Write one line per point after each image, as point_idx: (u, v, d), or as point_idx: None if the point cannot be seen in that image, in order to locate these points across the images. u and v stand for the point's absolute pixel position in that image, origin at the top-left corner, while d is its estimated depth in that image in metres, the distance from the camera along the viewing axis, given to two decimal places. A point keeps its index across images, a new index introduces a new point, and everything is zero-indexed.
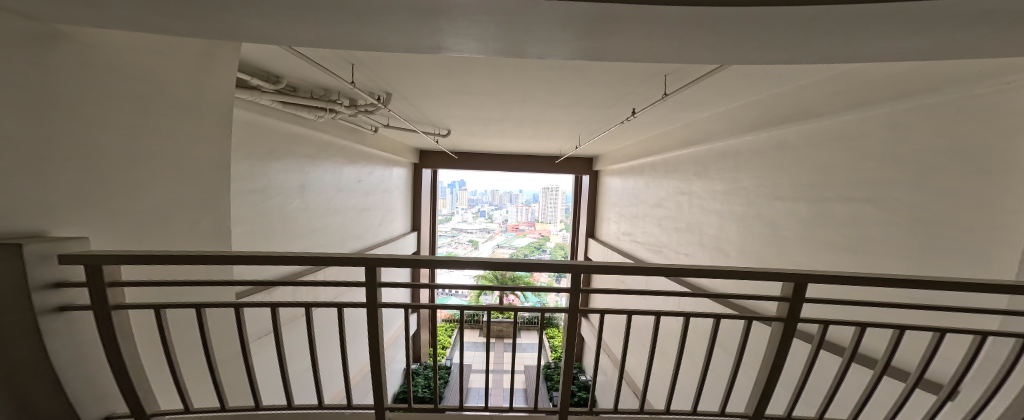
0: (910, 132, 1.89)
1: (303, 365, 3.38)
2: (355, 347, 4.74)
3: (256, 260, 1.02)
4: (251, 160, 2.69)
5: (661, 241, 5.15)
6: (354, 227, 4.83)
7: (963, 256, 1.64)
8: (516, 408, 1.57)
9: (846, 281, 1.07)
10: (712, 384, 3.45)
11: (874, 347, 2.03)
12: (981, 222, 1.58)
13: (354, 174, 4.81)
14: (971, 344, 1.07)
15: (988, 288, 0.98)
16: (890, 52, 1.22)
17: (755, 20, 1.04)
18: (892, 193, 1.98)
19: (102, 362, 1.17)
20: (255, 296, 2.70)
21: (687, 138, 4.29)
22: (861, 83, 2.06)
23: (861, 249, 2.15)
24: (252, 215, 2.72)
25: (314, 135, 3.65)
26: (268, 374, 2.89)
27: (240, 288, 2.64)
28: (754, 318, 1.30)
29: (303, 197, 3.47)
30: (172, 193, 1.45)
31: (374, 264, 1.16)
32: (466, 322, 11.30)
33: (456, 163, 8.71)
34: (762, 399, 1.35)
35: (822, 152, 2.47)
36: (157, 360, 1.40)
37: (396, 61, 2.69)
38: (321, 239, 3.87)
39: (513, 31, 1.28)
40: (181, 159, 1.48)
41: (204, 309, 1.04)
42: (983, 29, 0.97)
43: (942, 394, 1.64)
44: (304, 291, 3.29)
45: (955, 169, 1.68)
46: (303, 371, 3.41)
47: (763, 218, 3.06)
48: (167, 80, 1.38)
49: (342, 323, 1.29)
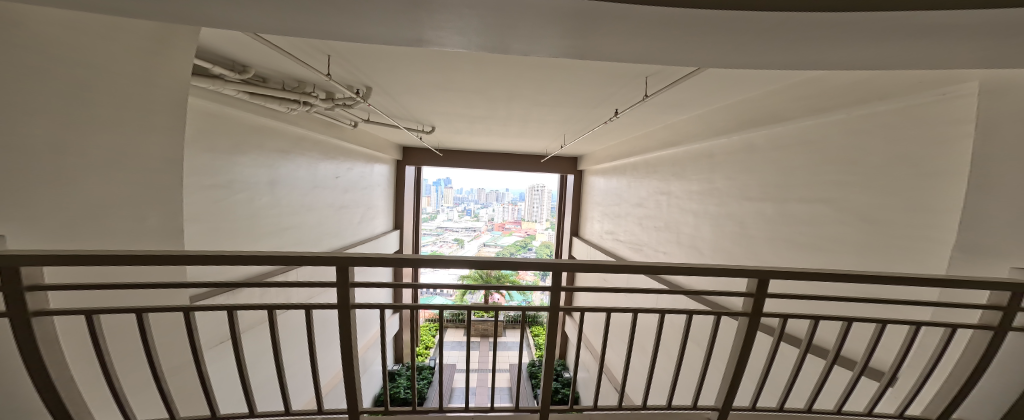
0: (862, 137, 2.03)
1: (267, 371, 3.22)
2: (328, 351, 4.55)
3: (211, 260, 0.96)
4: (215, 154, 2.52)
5: (641, 240, 5.30)
6: (330, 224, 4.65)
7: (902, 252, 1.79)
8: (498, 409, 1.56)
9: (799, 276, 1.16)
10: (685, 377, 3.59)
11: (828, 340, 2.17)
12: (916, 221, 1.73)
13: (332, 169, 4.65)
14: (908, 334, 1.17)
15: (921, 280, 1.08)
16: (848, 60, 1.30)
17: (722, 22, 1.07)
18: (844, 195, 2.13)
19: (16, 375, 1.05)
20: (217, 298, 2.55)
21: (667, 140, 4.41)
22: (821, 90, 2.19)
23: (817, 247, 2.30)
24: (217, 211, 2.56)
25: (285, 129, 3.46)
26: (227, 382, 2.73)
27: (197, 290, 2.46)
28: (723, 313, 1.36)
29: (273, 193, 3.29)
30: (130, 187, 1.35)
31: (347, 264, 1.12)
32: (450, 321, 11.13)
33: (440, 161, 8.59)
34: (728, 392, 1.42)
35: (786, 154, 2.62)
36: (89, 372, 1.28)
37: (374, 54, 2.61)
38: (294, 239, 3.70)
39: (493, 26, 1.26)
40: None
41: (146, 313, 0.96)
42: (921, 39, 1.05)
43: (886, 383, 1.76)
44: (274, 292, 3.14)
45: (898, 173, 1.83)
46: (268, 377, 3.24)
47: (733, 217, 3.20)
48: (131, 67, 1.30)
49: (309, 326, 1.24)
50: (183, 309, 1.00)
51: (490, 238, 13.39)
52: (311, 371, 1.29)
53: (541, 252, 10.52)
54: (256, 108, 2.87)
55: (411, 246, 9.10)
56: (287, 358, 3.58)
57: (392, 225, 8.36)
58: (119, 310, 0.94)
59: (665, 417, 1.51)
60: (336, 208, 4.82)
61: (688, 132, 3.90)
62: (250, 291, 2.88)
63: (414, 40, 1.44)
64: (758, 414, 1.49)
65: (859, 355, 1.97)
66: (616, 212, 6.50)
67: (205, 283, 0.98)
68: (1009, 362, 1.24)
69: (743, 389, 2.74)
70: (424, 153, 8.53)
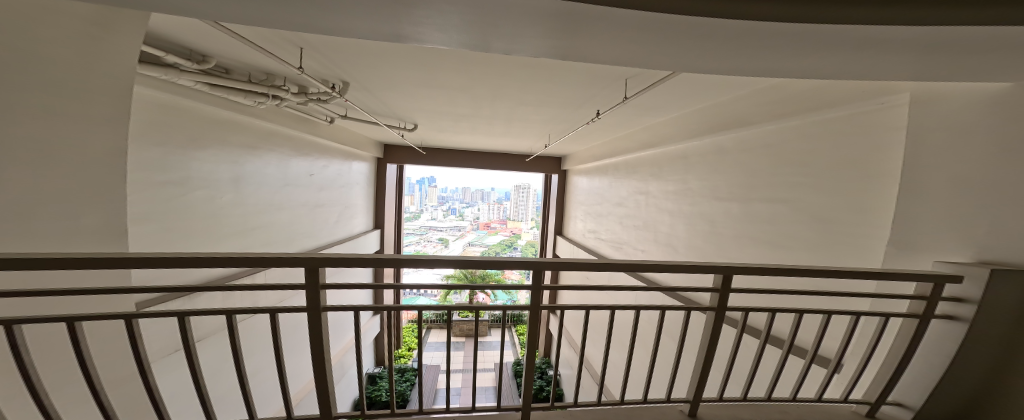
0: (816, 142, 2.18)
1: (225, 381, 3.03)
2: (297, 358, 4.32)
3: (159, 263, 0.91)
4: (169, 148, 2.36)
5: (622, 238, 5.44)
6: (304, 224, 4.45)
7: (846, 248, 1.94)
8: (481, 409, 1.55)
9: (758, 271, 1.24)
10: (660, 371, 3.71)
11: (783, 330, 2.32)
12: (859, 219, 1.88)
13: (305, 167, 4.45)
14: (849, 323, 1.28)
15: (863, 274, 1.18)
16: (807, 70, 1.38)
17: (688, 28, 1.12)
18: (799, 195, 2.29)
19: None
20: (171, 303, 2.39)
21: (646, 141, 4.54)
22: (781, 97, 2.34)
23: (776, 244, 2.45)
24: (170, 210, 2.38)
25: (252, 123, 3.28)
26: (179, 393, 2.55)
27: (142, 297, 2.27)
28: (693, 308, 1.43)
29: (237, 191, 3.10)
30: (68, 182, 1.24)
31: (317, 265, 1.10)
32: (432, 322, 10.95)
33: (422, 159, 8.43)
34: (699, 384, 1.47)
35: (752, 156, 2.76)
36: (14, 388, 1.15)
37: (351, 48, 2.53)
38: (262, 239, 3.52)
39: (475, 23, 1.25)
40: (82, 143, 1.27)
41: (76, 322, 0.91)
42: (867, 52, 1.14)
43: (834, 370, 1.90)
44: (237, 296, 2.96)
45: (844, 175, 1.98)
46: (226, 388, 3.04)
47: (704, 216, 3.34)
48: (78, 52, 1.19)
49: (274, 331, 1.20)
50: (124, 316, 0.95)
51: (475, 238, 13.29)
52: (280, 376, 1.24)
53: (526, 251, 10.56)
54: (218, 100, 2.70)
55: (393, 246, 8.89)
56: (251, 366, 3.38)
57: (372, 224, 8.11)
58: (44, 319, 0.89)
59: (641, 410, 1.55)
60: (310, 206, 4.63)
61: (665, 134, 4.03)
62: (209, 295, 2.71)
63: (392, 35, 1.40)
64: (725, 404, 1.56)
65: (810, 344, 2.12)
66: (599, 211, 6.63)
67: (154, 287, 0.94)
68: (932, 347, 1.37)
69: (711, 379, 2.86)
70: (406, 151, 8.33)
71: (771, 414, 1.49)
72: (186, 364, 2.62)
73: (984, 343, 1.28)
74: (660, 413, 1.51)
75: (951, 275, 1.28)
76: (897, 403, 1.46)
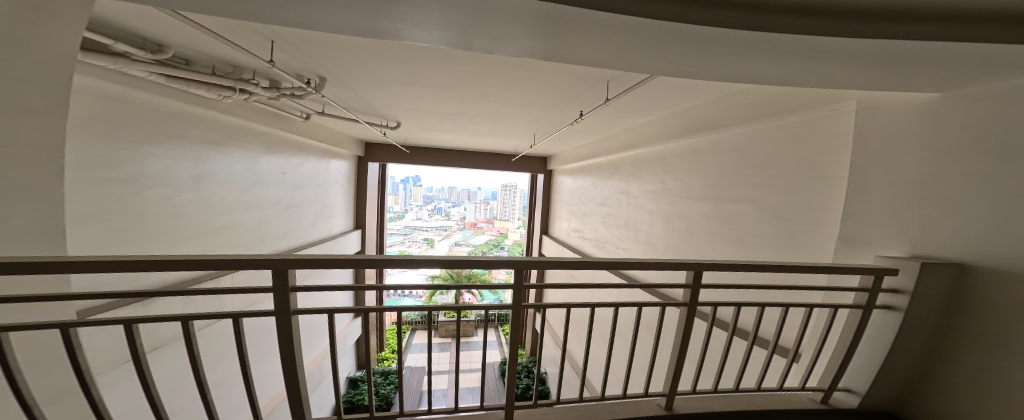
0: (778, 145, 2.32)
1: (184, 393, 2.84)
2: (267, 365, 4.13)
3: (108, 266, 0.89)
4: (119, 143, 2.19)
5: (605, 237, 5.54)
6: (276, 224, 4.26)
7: (803, 245, 2.08)
8: (464, 409, 1.54)
9: (724, 267, 1.30)
10: (639, 365, 3.82)
11: (748, 323, 2.45)
12: (815, 218, 2.01)
13: (278, 165, 4.26)
14: (804, 315, 1.37)
15: (817, 268, 1.27)
16: (767, 76, 1.47)
17: (657, 32, 1.16)
18: (763, 195, 2.43)
19: None
20: (122, 310, 2.25)
21: (628, 142, 4.65)
22: (748, 101, 2.46)
23: (743, 241, 2.58)
24: (118, 211, 2.21)
25: (216, 117, 3.09)
26: (129, 407, 2.36)
27: (85, 305, 2.09)
28: (665, 304, 1.48)
29: (199, 190, 2.92)
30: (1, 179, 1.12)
31: (286, 267, 1.09)
32: (417, 323, 10.77)
33: (406, 158, 8.26)
34: (673, 377, 1.52)
35: (723, 158, 2.88)
36: None
37: (326, 43, 2.44)
38: (228, 240, 3.33)
39: (454, 21, 1.23)
40: (22, 135, 1.16)
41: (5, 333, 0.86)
42: (820, 62, 1.23)
43: (793, 360, 2.03)
44: (200, 301, 2.79)
45: (802, 176, 2.12)
46: (185, 400, 2.86)
47: (680, 215, 3.47)
48: (23, 40, 1.09)
49: (237, 336, 1.16)
50: (61, 325, 0.90)
51: (461, 238, 13.17)
52: (246, 383, 1.20)
53: (512, 250, 10.55)
54: (176, 92, 2.54)
55: (375, 246, 8.66)
56: (215, 376, 3.19)
57: (352, 225, 7.87)
58: None
59: (619, 405, 1.58)
60: (284, 206, 4.44)
61: (645, 136, 4.15)
62: (167, 301, 2.54)
63: (371, 32, 1.37)
64: (697, 396, 1.62)
65: (771, 335, 2.25)
66: (583, 210, 6.73)
67: (102, 293, 0.89)
68: (875, 335, 1.49)
69: (685, 372, 2.97)
70: (388, 149, 8.12)
71: (740, 405, 1.55)
72: (137, 377, 2.43)
73: (916, 330, 1.41)
74: (638, 407, 1.55)
75: (889, 268, 1.39)
76: (847, 389, 1.57)
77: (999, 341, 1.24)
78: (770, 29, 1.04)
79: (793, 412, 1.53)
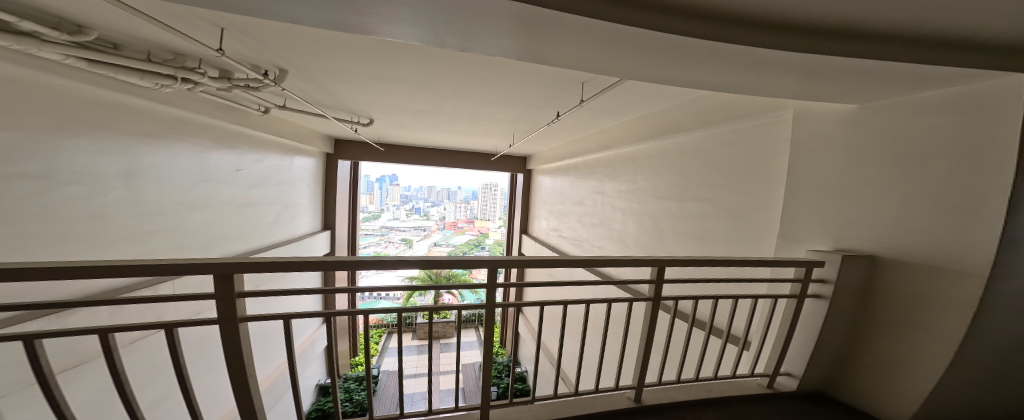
0: (733, 148, 2.49)
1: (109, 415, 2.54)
2: (216, 379, 3.78)
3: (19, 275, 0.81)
4: (24, 135, 1.92)
5: (582, 235, 5.67)
6: (230, 225, 3.95)
7: (752, 241, 2.25)
8: (437, 411, 1.51)
9: (684, 262, 1.37)
10: (611, 358, 3.95)
11: (707, 314, 2.60)
12: (760, 216, 2.19)
13: (231, 161, 3.96)
14: (751, 305, 1.48)
15: (762, 262, 1.38)
16: (719, 84, 1.56)
17: (614, 35, 1.20)
18: (719, 196, 2.59)
19: None
20: (30, 323, 1.97)
21: (602, 143, 4.77)
22: (706, 107, 2.62)
23: (702, 238, 2.74)
24: (23, 211, 1.93)
25: (150, 108, 2.80)
26: None
27: None
28: (631, 299, 1.54)
29: (130, 187, 2.64)
30: None
31: (232, 271, 1.02)
32: (395, 326, 10.47)
33: (380, 156, 7.97)
34: (641, 369, 1.57)
35: (686, 159, 3.04)
36: None
37: (284, 33, 2.29)
38: (168, 243, 3.04)
39: (417, 16, 1.20)
40: None
41: None
42: (762, 72, 1.33)
43: (744, 347, 2.18)
44: (134, 310, 2.52)
45: (753, 178, 2.29)
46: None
47: (649, 214, 3.62)
48: None
49: (173, 348, 1.07)
50: None
51: (441, 238, 12.95)
52: (185, 397, 1.11)
53: (491, 250, 10.50)
54: (98, 78, 2.26)
55: (346, 247, 8.29)
56: (152, 393, 2.89)
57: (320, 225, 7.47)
58: None
59: (591, 399, 1.61)
60: (238, 206, 4.12)
61: (618, 137, 4.28)
62: (92, 312, 2.26)
63: (335, 23, 1.29)
64: (663, 387, 1.68)
65: (726, 325, 2.41)
66: (561, 210, 6.84)
67: (9, 305, 0.79)
68: (809, 322, 1.64)
69: (653, 363, 3.11)
70: (360, 147, 7.78)
71: (700, 393, 1.63)
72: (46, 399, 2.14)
73: (840, 315, 1.58)
74: (610, 401, 1.60)
75: (815, 260, 1.56)
76: (788, 373, 1.71)
77: (908, 323, 1.41)
78: (723, 38, 1.10)
79: (745, 397, 1.63)
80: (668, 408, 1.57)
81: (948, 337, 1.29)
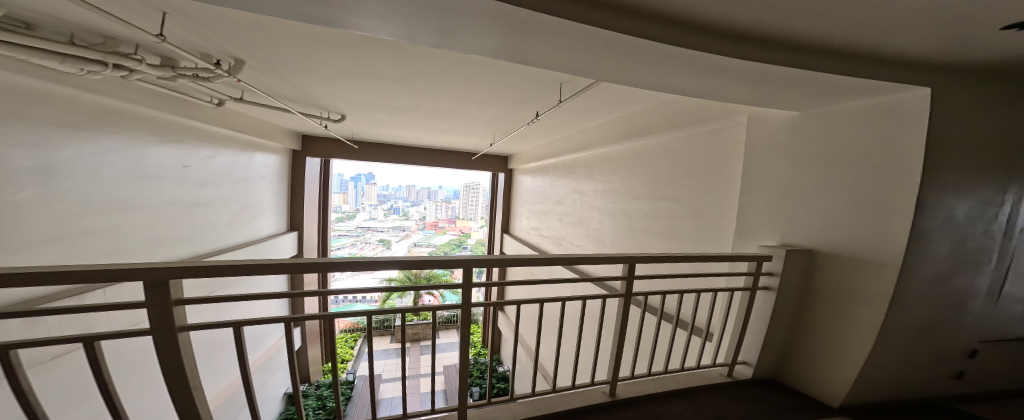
0: (698, 150, 2.60)
1: None
2: (157, 394, 3.44)
3: None
4: None
5: (561, 234, 5.73)
6: (176, 227, 3.63)
7: (714, 237, 2.36)
8: (412, 414, 1.45)
9: (652, 259, 1.41)
10: (588, 353, 4.03)
11: (674, 308, 2.70)
12: (721, 214, 2.30)
13: (176, 157, 3.63)
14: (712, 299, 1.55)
15: (722, 256, 1.44)
16: (683, 87, 1.61)
17: (581, 36, 1.20)
18: (685, 195, 2.70)
19: None
20: None
21: (580, 144, 4.84)
22: (674, 109, 2.71)
23: (671, 236, 2.83)
24: None
25: (73, 95, 2.50)
26: None
27: None
28: (602, 296, 1.55)
29: (48, 184, 2.34)
30: None
31: (169, 276, 0.92)
32: (372, 329, 10.10)
33: (354, 153, 7.63)
34: (614, 364, 1.59)
35: (657, 160, 3.14)
36: None
37: (238, 22, 2.12)
38: (99, 248, 2.73)
39: (380, 9, 1.14)
40: None
41: None
42: (720, 77, 1.38)
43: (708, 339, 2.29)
44: (60, 322, 2.24)
45: (714, 178, 2.41)
46: None
47: (624, 213, 3.71)
48: None
49: (94, 363, 0.95)
50: None
51: (420, 238, 12.63)
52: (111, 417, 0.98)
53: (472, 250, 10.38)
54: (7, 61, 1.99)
55: (317, 249, 7.88)
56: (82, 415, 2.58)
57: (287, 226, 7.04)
58: None
59: (566, 396, 1.60)
60: (185, 206, 3.79)
61: (595, 138, 4.35)
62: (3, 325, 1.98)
63: (289, 13, 1.21)
64: (636, 381, 1.72)
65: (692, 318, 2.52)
66: (541, 209, 6.88)
67: None
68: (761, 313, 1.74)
69: (627, 357, 3.19)
70: (332, 144, 7.40)
71: (669, 385, 1.68)
72: None
73: (788, 305, 1.69)
74: (586, 396, 1.60)
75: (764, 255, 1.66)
76: (745, 362, 1.80)
77: (844, 311, 1.53)
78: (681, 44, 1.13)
79: (709, 387, 1.71)
80: (640, 401, 1.60)
81: (876, 322, 1.41)
